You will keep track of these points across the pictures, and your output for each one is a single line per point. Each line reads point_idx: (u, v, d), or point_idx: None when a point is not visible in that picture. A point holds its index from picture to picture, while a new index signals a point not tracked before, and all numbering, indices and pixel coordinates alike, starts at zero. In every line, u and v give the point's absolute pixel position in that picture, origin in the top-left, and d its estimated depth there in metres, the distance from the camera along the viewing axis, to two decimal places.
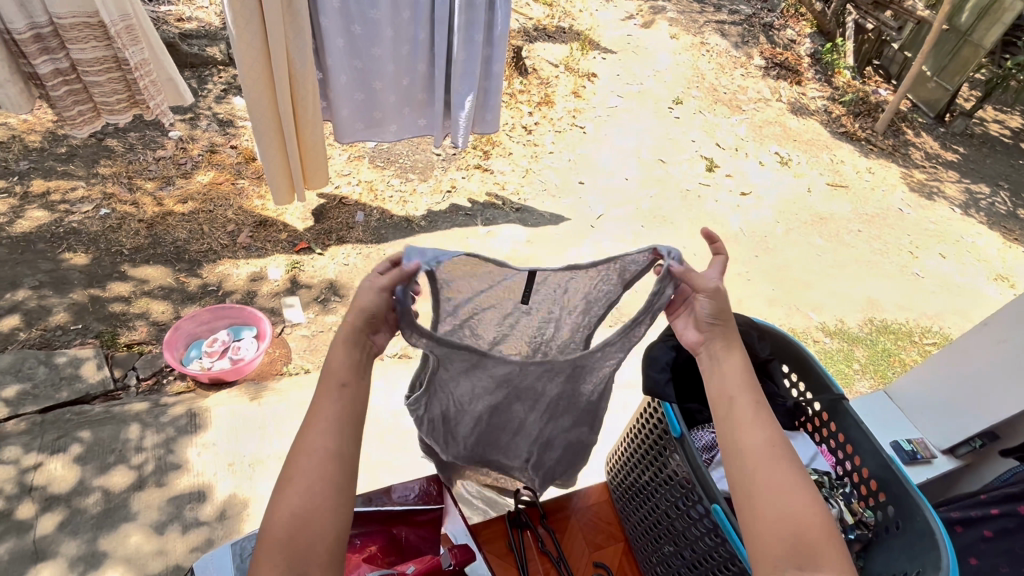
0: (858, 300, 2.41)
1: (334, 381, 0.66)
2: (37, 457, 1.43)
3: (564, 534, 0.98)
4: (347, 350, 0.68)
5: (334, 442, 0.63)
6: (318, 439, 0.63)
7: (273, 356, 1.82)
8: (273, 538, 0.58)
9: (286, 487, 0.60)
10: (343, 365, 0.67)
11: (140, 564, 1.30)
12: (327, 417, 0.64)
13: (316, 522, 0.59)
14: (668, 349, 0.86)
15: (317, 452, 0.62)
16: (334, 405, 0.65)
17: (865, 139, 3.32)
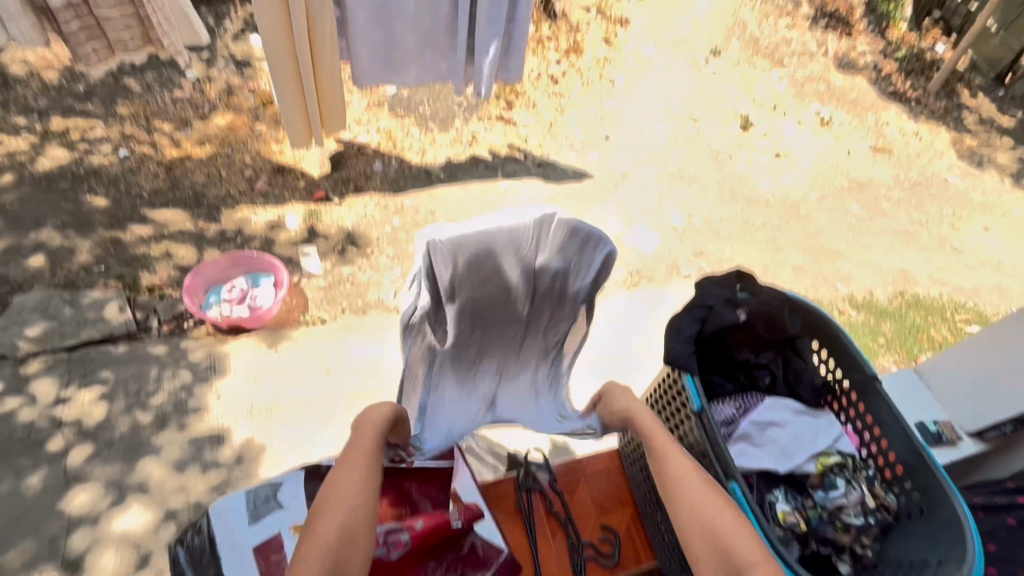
0: (891, 272, 2.31)
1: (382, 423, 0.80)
2: (65, 392, 1.49)
3: (573, 496, 0.99)
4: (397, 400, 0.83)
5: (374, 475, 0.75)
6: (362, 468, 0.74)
7: (291, 305, 1.82)
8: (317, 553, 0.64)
9: (331, 510, 0.69)
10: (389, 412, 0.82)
11: (163, 499, 1.37)
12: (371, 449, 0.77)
13: (354, 545, 0.68)
14: (694, 321, 0.82)
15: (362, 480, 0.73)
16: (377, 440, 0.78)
17: (916, 100, 3.09)
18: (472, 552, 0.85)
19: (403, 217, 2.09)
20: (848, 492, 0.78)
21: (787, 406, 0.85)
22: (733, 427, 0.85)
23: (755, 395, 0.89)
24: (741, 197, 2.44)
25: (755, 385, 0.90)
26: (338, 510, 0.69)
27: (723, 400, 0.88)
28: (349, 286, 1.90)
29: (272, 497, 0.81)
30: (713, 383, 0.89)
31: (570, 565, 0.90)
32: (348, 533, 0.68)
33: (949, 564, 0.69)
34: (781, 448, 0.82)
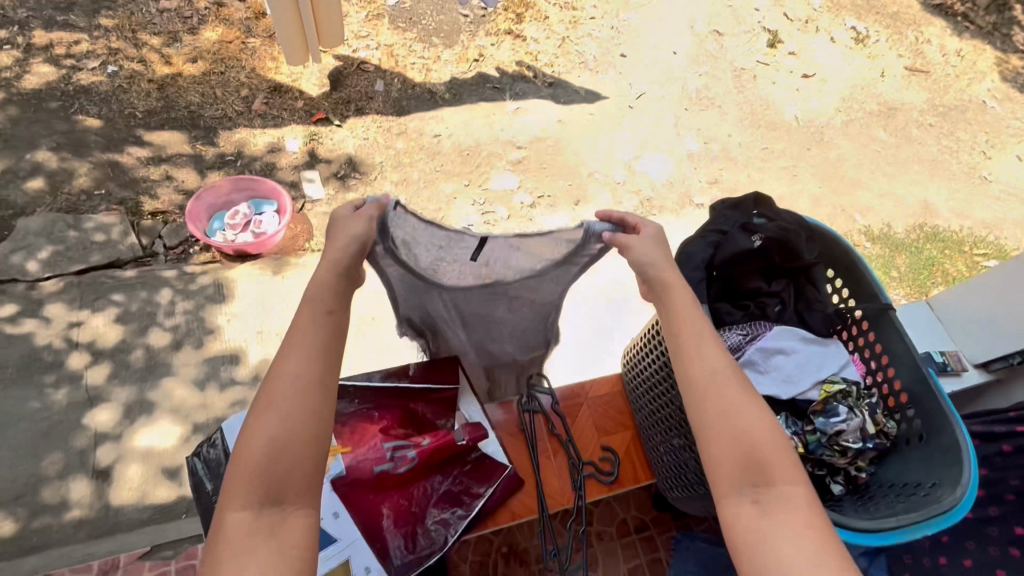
0: (912, 203, 2.22)
1: (320, 310, 0.70)
2: (79, 315, 1.52)
3: (575, 418, 1.01)
4: (332, 277, 0.71)
5: (316, 369, 0.67)
6: (296, 365, 0.66)
7: (295, 231, 1.80)
8: (244, 471, 0.62)
9: (263, 418, 0.64)
10: (327, 292, 0.71)
11: (184, 414, 1.43)
12: (304, 344, 0.68)
13: (292, 453, 0.63)
14: (705, 248, 0.82)
15: (298, 379, 0.66)
16: (317, 330, 0.69)
17: (963, 14, 2.82)
18: (477, 468, 0.89)
19: (407, 140, 2.01)
20: (850, 419, 0.76)
21: (796, 334, 0.84)
22: (739, 354, 0.83)
23: (764, 322, 0.86)
24: (763, 121, 2.31)
25: (765, 313, 0.87)
26: (262, 419, 0.64)
27: (730, 327, 0.86)
28: None
29: None
30: (720, 311, 0.87)
31: (570, 482, 0.94)
32: (283, 443, 0.62)
33: (942, 488, 0.71)
34: (786, 376, 0.81)
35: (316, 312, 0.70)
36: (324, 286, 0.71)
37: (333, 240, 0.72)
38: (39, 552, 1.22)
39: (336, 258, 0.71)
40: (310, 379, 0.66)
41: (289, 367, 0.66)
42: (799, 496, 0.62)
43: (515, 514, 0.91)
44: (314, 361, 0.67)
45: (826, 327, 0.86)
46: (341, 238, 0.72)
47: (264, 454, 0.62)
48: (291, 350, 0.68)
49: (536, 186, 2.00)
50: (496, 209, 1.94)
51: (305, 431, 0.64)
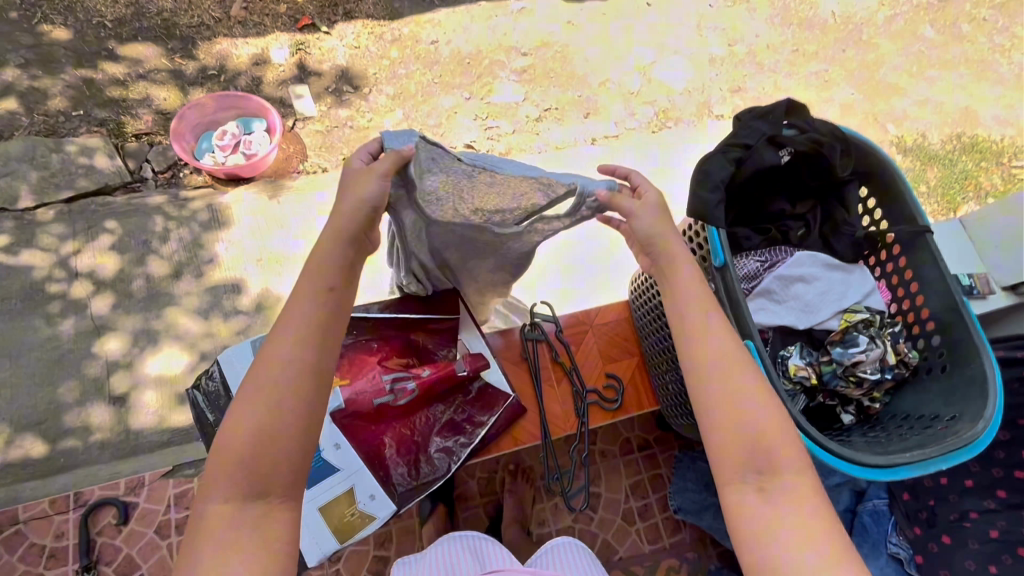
0: (953, 111, 2.03)
1: (320, 288, 0.66)
2: (74, 244, 1.48)
3: (580, 346, 0.99)
4: (337, 250, 0.67)
5: (309, 355, 0.63)
6: (289, 349, 0.63)
7: (288, 153, 1.71)
8: (227, 459, 0.59)
9: (250, 405, 0.61)
10: (330, 270, 0.66)
11: (192, 343, 1.44)
12: (299, 326, 0.64)
13: (278, 445, 0.60)
14: (726, 164, 0.68)
15: (290, 366, 0.62)
16: (314, 311, 0.65)
17: None
18: (480, 396, 0.88)
19: (402, 48, 1.84)
20: (870, 350, 0.72)
21: (819, 260, 0.77)
22: (755, 282, 0.78)
23: (785, 248, 0.79)
24: (796, 17, 2.07)
25: (786, 238, 0.81)
26: (250, 406, 0.61)
27: (747, 254, 0.79)
28: (349, 130, 1.76)
29: None
30: (737, 237, 0.79)
31: (574, 409, 0.94)
32: (266, 437, 0.60)
33: (963, 421, 0.69)
34: (805, 304, 0.76)
35: (315, 290, 0.65)
36: (328, 260, 0.67)
37: (343, 205, 0.67)
38: (67, 472, 1.28)
39: (343, 229, 0.67)
40: (303, 366, 0.63)
41: (281, 351, 0.63)
42: (804, 484, 0.60)
43: (519, 441, 0.92)
44: (308, 347, 0.63)
45: (853, 253, 0.79)
46: (354, 204, 0.67)
47: (248, 445, 0.59)
48: (284, 332, 0.64)
49: (542, 97, 1.85)
50: (499, 124, 1.81)
51: (293, 421, 0.62)
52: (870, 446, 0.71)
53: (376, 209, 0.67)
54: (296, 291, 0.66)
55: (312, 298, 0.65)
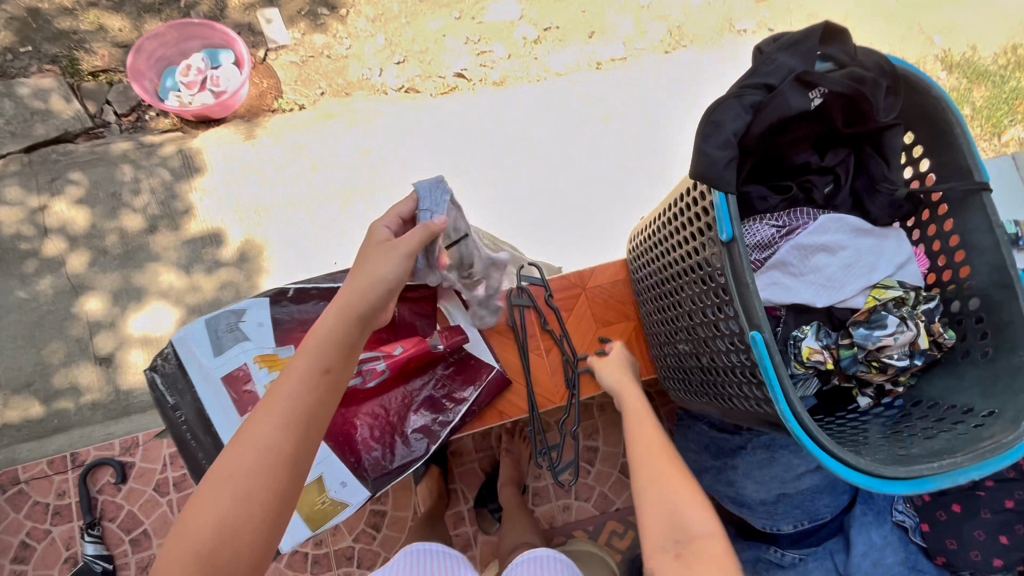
0: (1012, 18, 1.76)
1: (317, 362, 0.55)
2: (40, 198, 1.39)
3: (572, 312, 0.91)
4: (343, 322, 0.57)
5: (290, 439, 0.51)
6: (270, 430, 0.51)
7: (261, 89, 1.55)
8: (173, 556, 0.47)
9: (217, 490, 0.49)
10: (330, 344, 0.56)
11: (176, 298, 1.39)
12: (283, 403, 0.52)
13: (238, 545, 0.48)
14: (745, 113, 0.55)
15: (268, 449, 0.50)
16: (304, 388, 0.53)
17: None
18: (462, 368, 0.82)
19: None
20: (899, 332, 0.62)
21: (846, 224, 0.65)
22: (770, 253, 0.67)
23: (807, 209, 0.67)
24: None
25: (810, 198, 0.69)
26: (213, 493, 0.49)
27: (761, 218, 0.68)
28: (326, 60, 1.57)
29: (236, 326, 0.74)
30: (750, 196, 0.68)
31: (565, 380, 0.88)
32: (228, 535, 0.48)
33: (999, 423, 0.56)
34: (828, 277, 0.65)
35: (311, 366, 0.55)
36: (330, 333, 0.57)
37: (357, 279, 0.60)
38: (63, 432, 1.28)
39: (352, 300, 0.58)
40: (283, 453, 0.51)
41: (258, 431, 0.51)
42: (723, 552, 0.55)
43: (505, 415, 0.87)
44: (291, 430, 0.51)
45: (889, 216, 0.68)
46: (369, 279, 0.60)
47: (203, 541, 0.47)
48: (265, 409, 0.52)
49: (542, 14, 1.62)
50: (494, 48, 1.61)
51: (260, 516, 0.49)
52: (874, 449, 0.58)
53: (392, 287, 0.61)
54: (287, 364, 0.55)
55: (304, 372, 0.54)
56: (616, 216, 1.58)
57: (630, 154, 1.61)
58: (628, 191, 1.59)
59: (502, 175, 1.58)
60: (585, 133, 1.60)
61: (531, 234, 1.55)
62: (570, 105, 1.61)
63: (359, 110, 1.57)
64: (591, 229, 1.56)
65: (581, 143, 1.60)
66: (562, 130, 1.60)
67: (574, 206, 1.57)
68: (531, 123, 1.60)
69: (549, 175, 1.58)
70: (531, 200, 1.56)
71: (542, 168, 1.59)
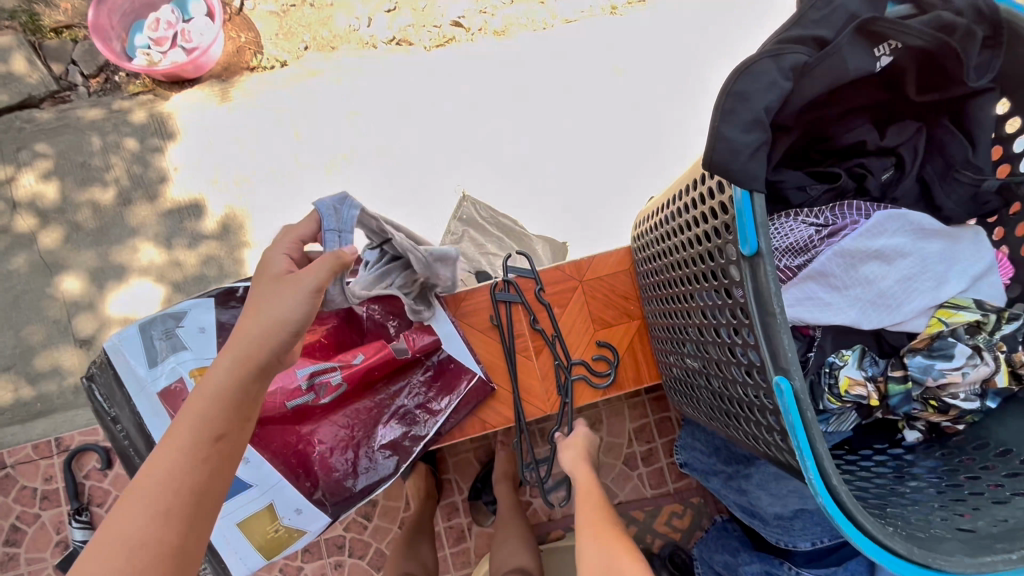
0: None
1: (203, 433, 0.46)
2: (7, 170, 1.30)
3: (566, 309, 0.79)
4: (236, 380, 0.49)
5: (175, 524, 0.43)
6: (145, 518, 0.42)
7: (238, 43, 1.40)
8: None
9: None
10: (221, 404, 0.48)
11: (160, 273, 1.30)
12: (161, 482, 0.44)
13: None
14: (789, 76, 0.41)
15: (143, 542, 0.41)
16: (187, 460, 0.45)
17: None
18: (440, 374, 0.72)
19: None
20: (969, 368, 0.51)
21: (907, 223, 0.52)
22: (807, 258, 0.54)
23: (861, 204, 0.54)
24: None
25: (864, 188, 0.57)
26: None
27: (797, 214, 0.55)
28: (309, 9, 1.41)
29: (173, 332, 0.65)
30: (784, 189, 0.55)
31: (557, 387, 0.77)
32: None
33: None
34: (880, 292, 0.52)
35: (200, 434, 0.46)
36: (222, 393, 0.48)
37: (250, 323, 0.51)
38: (45, 417, 1.22)
39: (248, 351, 0.50)
40: (166, 545, 0.42)
41: (132, 521, 0.41)
42: None
43: (488, 425, 0.77)
44: (174, 512, 0.43)
45: (969, 210, 0.57)
46: (266, 322, 0.51)
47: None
48: (137, 495, 0.43)
49: None
50: None
51: None
52: (928, 517, 0.47)
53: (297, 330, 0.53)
54: (166, 437, 0.46)
55: (189, 444, 0.46)
56: (619, 190, 1.42)
57: (644, 118, 1.43)
58: (635, 162, 1.42)
59: (499, 140, 1.41)
60: (595, 92, 1.42)
61: (533, 205, 1.39)
62: (579, 58, 1.43)
63: (346, 66, 1.41)
64: (591, 204, 1.40)
65: (589, 104, 1.42)
66: (569, 87, 1.42)
67: (573, 175, 1.41)
68: (535, 80, 1.42)
69: (551, 142, 1.42)
70: (534, 168, 1.40)
71: (542, 135, 1.42)
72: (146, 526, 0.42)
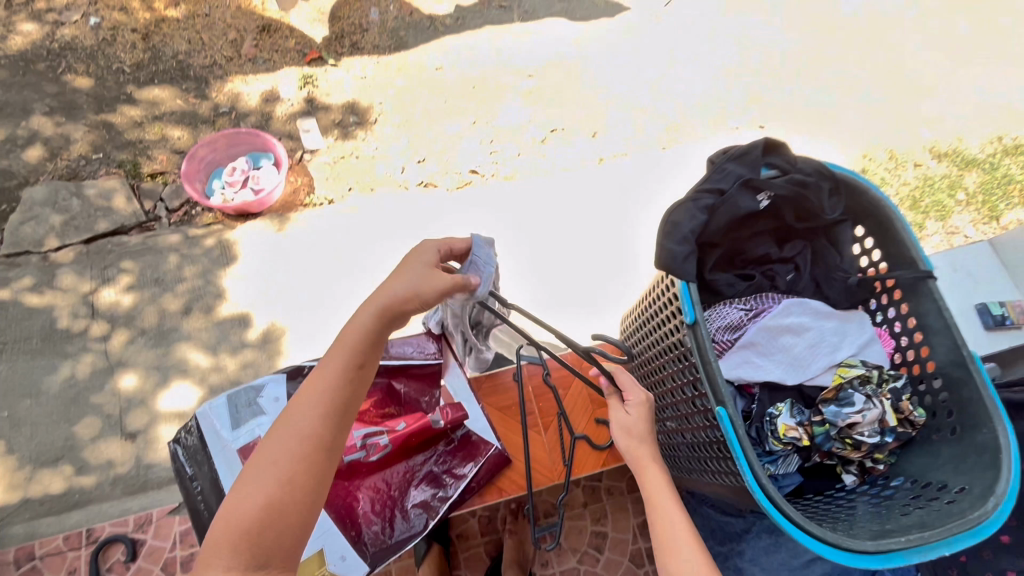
0: (991, 112, 2.02)
1: (350, 361, 0.62)
2: (92, 284, 1.53)
3: (568, 390, 0.96)
4: (377, 324, 0.63)
5: (327, 427, 0.60)
6: (309, 420, 0.59)
7: (296, 186, 1.73)
8: (228, 532, 0.55)
9: (263, 473, 0.57)
10: (364, 339, 0.63)
11: (200, 377, 1.45)
12: (315, 396, 0.60)
13: (285, 522, 0.56)
14: (699, 213, 0.63)
15: (308, 438, 0.59)
16: (337, 378, 0.61)
17: None
18: (462, 446, 0.85)
19: (408, 76, 1.89)
20: (866, 409, 0.62)
21: (809, 307, 0.69)
22: (739, 333, 0.70)
23: (773, 294, 0.73)
24: (819, 20, 2.13)
25: (774, 284, 0.75)
26: (262, 480, 0.57)
27: (730, 302, 0.73)
28: (355, 160, 1.77)
29: (255, 401, 0.81)
30: (716, 284, 0.74)
31: (561, 458, 0.90)
32: (276, 510, 0.56)
33: (969, 497, 0.56)
34: (795, 356, 0.68)
35: (346, 364, 0.62)
36: (364, 333, 0.63)
37: (393, 282, 0.64)
38: (81, 507, 1.30)
39: (390, 303, 0.63)
40: (323, 440, 0.59)
41: (299, 422, 0.59)
42: None
43: (503, 492, 0.88)
44: (325, 420, 0.60)
45: (848, 300, 0.71)
46: (406, 284, 0.63)
47: (256, 520, 0.55)
48: (304, 402, 0.60)
49: (548, 117, 1.86)
50: (505, 147, 1.81)
51: (304, 497, 0.57)
52: (851, 526, 0.58)
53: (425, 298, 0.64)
54: (323, 362, 0.62)
55: (340, 368, 0.62)
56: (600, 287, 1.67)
57: (631, 238, 1.72)
58: (615, 267, 1.68)
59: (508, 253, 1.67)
60: (590, 216, 1.73)
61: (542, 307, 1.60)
62: (576, 191, 1.76)
63: (382, 202, 1.72)
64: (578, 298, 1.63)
65: (585, 226, 1.72)
66: (565, 210, 1.73)
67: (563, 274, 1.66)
68: (539, 207, 1.73)
69: (552, 253, 1.68)
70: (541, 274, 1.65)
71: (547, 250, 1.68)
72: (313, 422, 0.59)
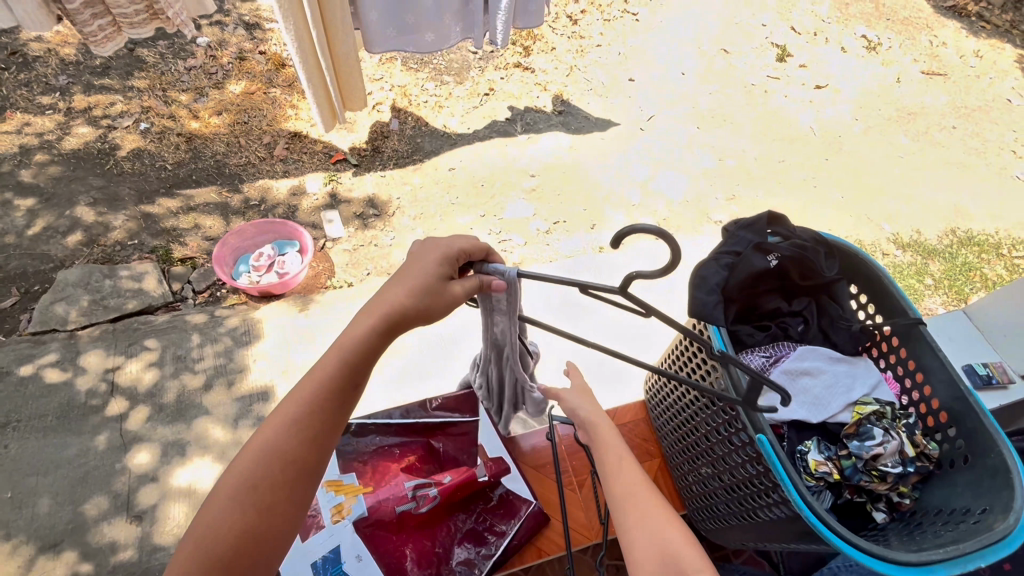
0: (943, 208, 2.28)
1: (341, 381, 0.65)
2: (116, 359, 1.55)
3: None
4: (373, 336, 0.65)
5: (309, 448, 0.62)
6: (292, 441, 0.62)
7: (317, 270, 1.85)
8: (199, 554, 0.57)
9: (240, 496, 0.59)
10: (358, 350, 0.65)
11: (220, 452, 1.43)
12: (300, 414, 0.62)
13: (259, 549, 0.59)
14: (720, 269, 0.75)
15: (289, 458, 0.61)
16: (323, 397, 0.63)
17: (955, 35, 3.00)
18: (502, 504, 0.87)
19: (423, 175, 2.10)
20: (886, 441, 0.69)
21: (822, 353, 0.79)
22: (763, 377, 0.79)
23: (787, 343, 0.82)
24: (780, 134, 2.46)
25: (787, 334, 0.83)
26: (239, 504, 0.58)
27: (751, 350, 0.82)
28: (374, 248, 1.91)
29: None
30: (738, 334, 0.82)
31: (598, 515, 0.92)
32: (252, 534, 0.58)
33: (994, 514, 0.62)
34: (816, 397, 0.75)
35: (333, 383, 0.64)
36: (361, 346, 0.65)
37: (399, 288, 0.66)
38: None
39: (394, 321, 0.65)
40: (305, 462, 0.62)
41: (283, 442, 0.61)
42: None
43: (543, 552, 0.89)
44: (311, 443, 0.62)
45: (853, 346, 0.82)
46: (404, 287, 0.66)
47: (229, 543, 0.57)
48: (289, 423, 0.62)
49: (550, 213, 2.06)
50: (512, 238, 1.97)
51: (281, 524, 0.60)
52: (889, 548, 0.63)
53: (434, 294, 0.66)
54: (310, 378, 0.64)
55: (328, 391, 0.64)
56: None
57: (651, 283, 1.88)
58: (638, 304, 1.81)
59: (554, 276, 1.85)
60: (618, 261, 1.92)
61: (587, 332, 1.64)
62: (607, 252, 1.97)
63: None
64: (551, 297, 1.71)
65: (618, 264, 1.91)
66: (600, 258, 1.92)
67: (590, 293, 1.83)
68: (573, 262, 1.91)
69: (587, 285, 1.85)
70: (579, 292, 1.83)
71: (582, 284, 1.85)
72: (298, 445, 0.62)
